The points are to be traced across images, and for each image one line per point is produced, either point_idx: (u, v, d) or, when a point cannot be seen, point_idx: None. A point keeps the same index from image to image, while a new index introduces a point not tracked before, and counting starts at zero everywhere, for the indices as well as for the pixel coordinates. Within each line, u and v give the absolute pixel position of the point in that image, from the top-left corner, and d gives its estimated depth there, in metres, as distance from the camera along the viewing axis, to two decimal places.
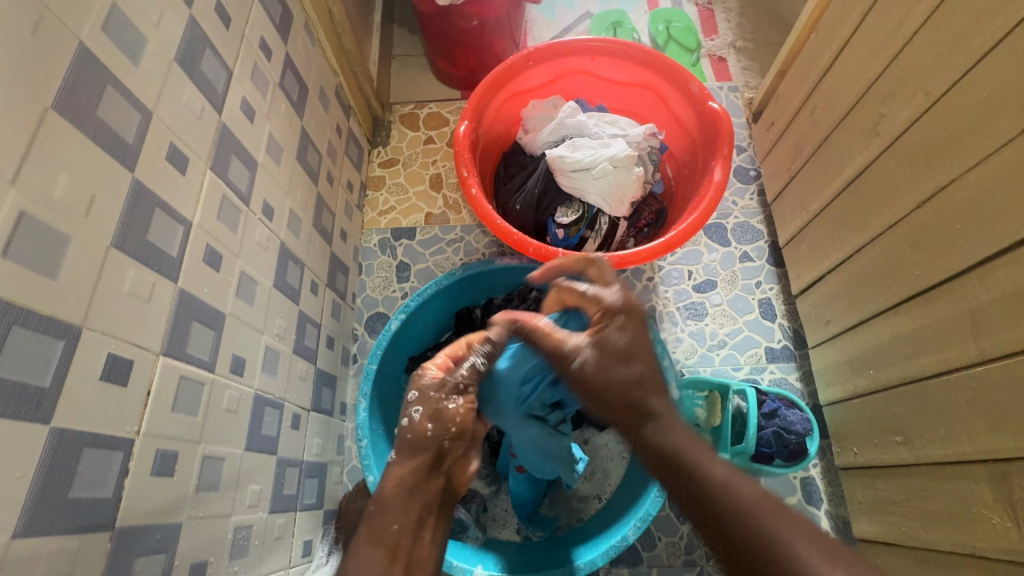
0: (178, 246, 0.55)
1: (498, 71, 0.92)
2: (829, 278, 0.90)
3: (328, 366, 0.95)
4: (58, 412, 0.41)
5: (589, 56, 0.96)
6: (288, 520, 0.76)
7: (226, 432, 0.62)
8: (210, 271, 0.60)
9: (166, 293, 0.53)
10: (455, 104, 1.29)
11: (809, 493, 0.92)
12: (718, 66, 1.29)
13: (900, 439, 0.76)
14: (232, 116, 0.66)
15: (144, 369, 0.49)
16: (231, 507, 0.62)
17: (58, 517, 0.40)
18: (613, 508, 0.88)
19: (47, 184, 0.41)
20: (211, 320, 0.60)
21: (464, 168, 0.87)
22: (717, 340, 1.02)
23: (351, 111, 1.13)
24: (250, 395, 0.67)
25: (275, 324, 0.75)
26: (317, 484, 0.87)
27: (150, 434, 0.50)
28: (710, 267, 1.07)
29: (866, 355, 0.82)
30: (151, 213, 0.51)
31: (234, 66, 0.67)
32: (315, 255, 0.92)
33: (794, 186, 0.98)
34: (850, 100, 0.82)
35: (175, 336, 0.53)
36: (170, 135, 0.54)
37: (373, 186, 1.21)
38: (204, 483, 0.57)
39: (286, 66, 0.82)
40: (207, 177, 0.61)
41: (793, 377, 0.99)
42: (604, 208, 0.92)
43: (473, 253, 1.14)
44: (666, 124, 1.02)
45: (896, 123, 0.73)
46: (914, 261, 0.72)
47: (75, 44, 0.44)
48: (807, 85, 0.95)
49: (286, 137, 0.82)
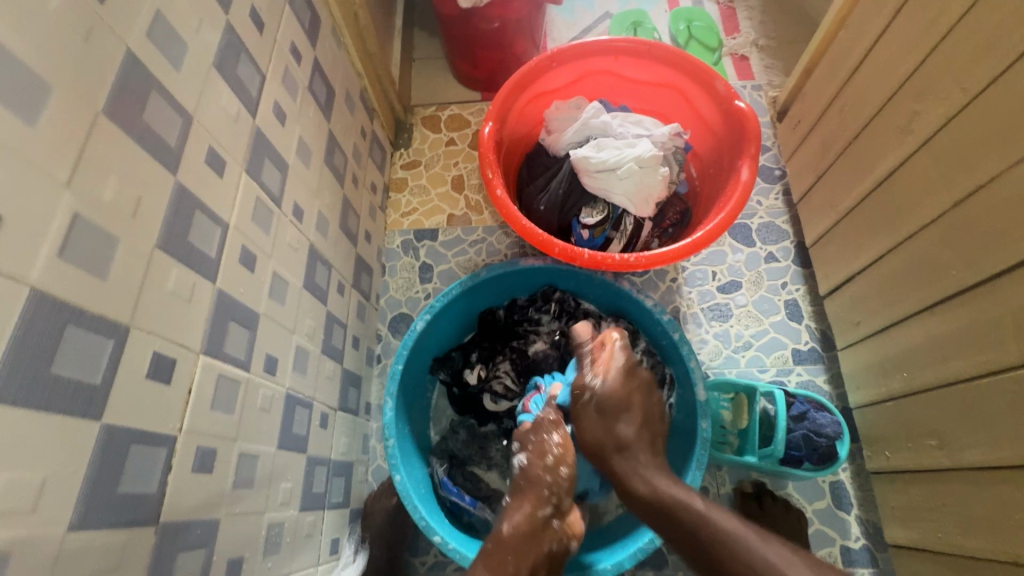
0: (216, 247, 0.56)
1: (522, 72, 0.92)
2: (859, 279, 0.88)
3: (353, 366, 0.96)
4: (107, 408, 0.42)
5: (613, 56, 0.96)
6: (317, 518, 0.77)
7: (260, 430, 0.63)
8: (245, 272, 0.61)
9: (206, 293, 0.54)
10: (477, 105, 1.29)
11: (839, 497, 0.90)
12: (741, 64, 1.28)
13: (936, 443, 0.74)
14: (264, 120, 0.68)
15: (185, 368, 0.50)
16: (264, 505, 0.63)
17: (107, 511, 0.41)
18: (621, 524, 0.86)
19: (97, 185, 0.42)
20: (247, 321, 0.61)
21: (489, 170, 0.88)
22: (743, 342, 1.01)
23: (375, 114, 1.14)
24: (282, 394, 0.68)
25: (304, 324, 0.76)
26: (344, 482, 0.88)
27: (191, 431, 0.51)
28: (735, 268, 1.05)
29: (899, 357, 0.81)
30: (192, 214, 0.53)
31: (267, 70, 0.68)
32: (342, 257, 0.93)
33: (822, 186, 0.97)
34: (882, 97, 0.81)
35: (214, 336, 0.55)
36: (209, 138, 0.56)
37: (396, 187, 1.22)
38: (240, 480, 0.58)
39: (314, 70, 0.83)
40: (243, 179, 0.62)
41: (821, 379, 0.98)
42: (629, 209, 0.91)
43: (495, 254, 1.14)
44: (690, 123, 1.01)
45: (931, 120, 0.72)
46: (951, 261, 0.70)
47: (123, 51, 0.45)
48: (836, 83, 0.93)
49: (314, 140, 0.83)
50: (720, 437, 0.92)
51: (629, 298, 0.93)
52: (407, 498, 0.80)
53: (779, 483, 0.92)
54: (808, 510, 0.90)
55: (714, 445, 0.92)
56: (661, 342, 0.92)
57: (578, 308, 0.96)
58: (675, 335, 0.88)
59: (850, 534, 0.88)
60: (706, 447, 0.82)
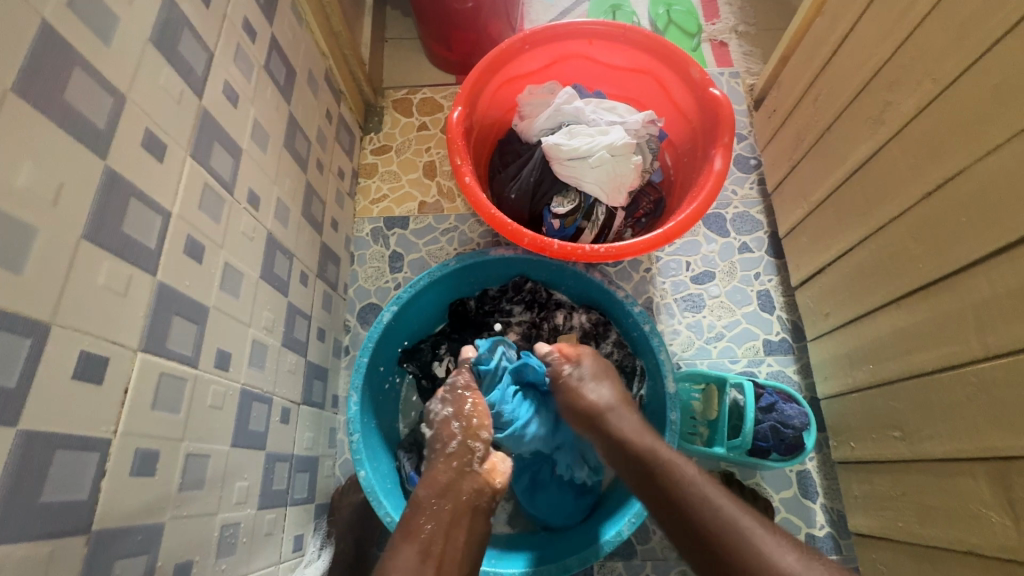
0: (156, 238, 0.53)
1: (493, 54, 0.89)
2: (829, 272, 0.88)
3: (319, 358, 0.93)
4: (25, 415, 0.39)
5: (587, 40, 0.93)
6: (278, 515, 0.75)
7: (212, 429, 0.60)
8: (192, 264, 0.58)
9: (144, 286, 0.51)
10: (450, 89, 1.25)
11: (806, 486, 0.91)
12: (719, 50, 1.26)
13: (898, 434, 0.74)
14: (213, 100, 0.64)
15: (121, 367, 0.47)
16: (217, 505, 0.60)
17: (28, 522, 0.39)
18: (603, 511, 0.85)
19: (8, 172, 0.38)
20: (194, 314, 0.58)
21: (458, 156, 0.85)
22: (715, 332, 1.01)
23: (342, 96, 1.10)
24: (236, 390, 0.65)
25: (262, 317, 0.73)
26: (308, 478, 0.85)
27: (130, 433, 0.48)
28: (708, 258, 1.05)
29: (864, 349, 0.80)
30: (127, 202, 0.49)
31: (215, 49, 0.64)
32: (305, 245, 0.89)
33: (795, 176, 0.96)
34: (855, 87, 0.80)
35: (155, 332, 0.52)
36: (146, 120, 0.52)
37: (365, 173, 1.18)
38: (188, 482, 0.56)
39: (272, 48, 0.79)
40: (187, 164, 0.58)
41: (791, 370, 0.98)
42: (601, 197, 0.89)
43: (468, 243, 1.12)
44: (665, 111, 0.99)
45: (903, 111, 0.71)
46: (918, 254, 0.70)
47: (38, 23, 0.41)
48: (811, 71, 0.92)
49: (272, 123, 0.79)
50: (690, 428, 0.92)
51: (600, 289, 0.91)
52: (372, 493, 0.78)
53: (748, 473, 0.92)
54: (775, 499, 0.90)
55: (683, 437, 0.93)
56: (631, 334, 0.91)
57: (550, 299, 0.95)
58: (646, 327, 0.87)
59: (815, 522, 0.89)
60: (674, 440, 0.81)
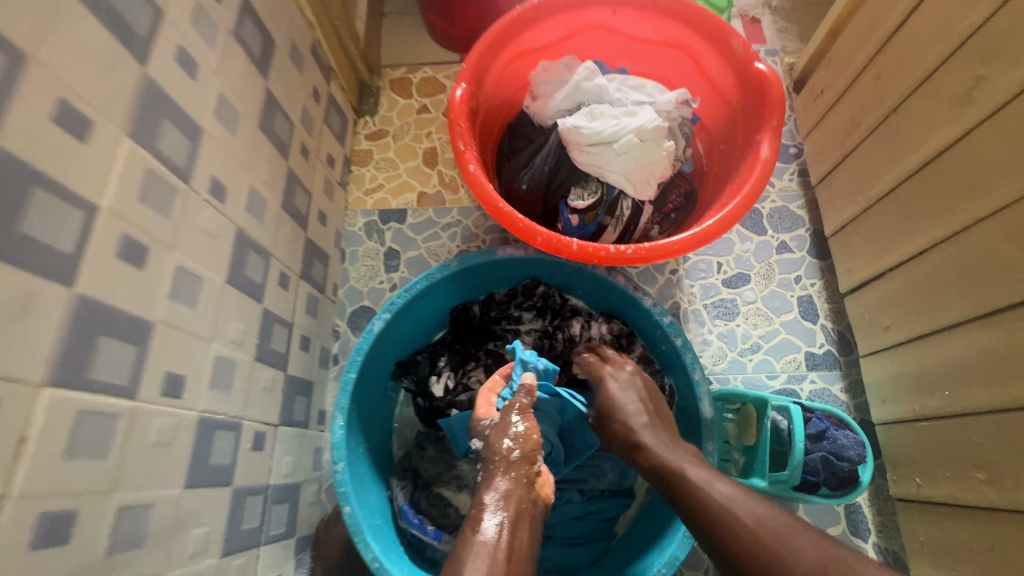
0: (75, 239, 0.42)
1: (504, 22, 0.76)
2: (890, 278, 0.76)
3: (302, 371, 0.82)
4: None
5: (611, 7, 0.81)
6: (249, 559, 0.64)
7: (157, 471, 0.49)
8: (129, 270, 0.47)
9: (57, 302, 0.40)
10: (453, 68, 1.13)
11: (855, 522, 0.79)
12: (753, 26, 1.13)
13: (983, 476, 0.62)
14: (162, 69, 0.52)
15: (19, 409, 0.36)
16: (163, 562, 0.50)
17: None
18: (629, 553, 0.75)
19: None
20: (131, 333, 0.47)
21: (461, 140, 0.73)
22: (750, 344, 0.89)
23: (332, 73, 0.98)
24: (192, 420, 0.55)
25: (230, 329, 0.62)
26: (288, 510, 0.75)
27: (33, 492, 0.37)
28: (743, 259, 0.93)
29: (936, 371, 0.68)
30: (26, 195, 0.38)
31: (164, 5, 0.52)
32: (285, 242, 0.78)
33: (848, 167, 0.84)
34: (933, 61, 0.67)
35: (72, 360, 0.41)
36: (58, 88, 0.40)
37: (358, 161, 1.06)
38: (121, 541, 0.45)
39: (243, 11, 0.67)
40: (122, 146, 0.47)
41: (837, 388, 0.86)
42: (627, 190, 0.76)
43: (472, 239, 1.00)
44: (699, 91, 0.87)
45: (1000, 88, 0.58)
46: (1017, 262, 0.58)
47: None
48: (871, 44, 0.79)
49: (244, 101, 0.67)
50: (723, 454, 0.80)
51: (624, 295, 0.80)
52: (358, 533, 0.67)
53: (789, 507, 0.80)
54: None
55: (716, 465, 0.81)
56: (659, 347, 0.79)
57: (565, 305, 0.84)
58: (678, 340, 0.75)
59: None
60: None
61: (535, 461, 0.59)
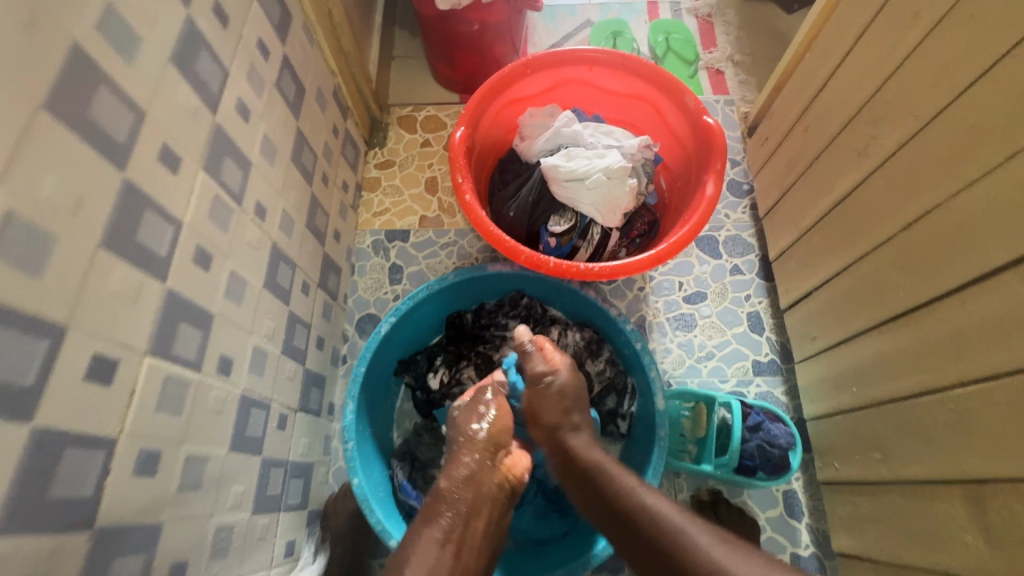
0: (167, 245, 0.55)
1: (497, 77, 0.92)
2: (816, 295, 0.90)
3: (317, 367, 0.95)
4: (41, 412, 0.41)
5: (587, 66, 0.97)
6: (272, 520, 0.76)
7: (211, 433, 0.62)
8: (199, 272, 0.60)
9: (155, 293, 0.53)
10: (454, 108, 1.29)
11: (791, 505, 0.92)
12: (716, 78, 1.31)
13: (880, 456, 0.76)
14: (226, 116, 0.67)
15: (129, 370, 0.49)
16: (213, 508, 0.62)
17: (36, 517, 0.40)
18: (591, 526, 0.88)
19: (39, 184, 0.41)
20: (199, 321, 0.60)
21: (459, 174, 0.88)
22: (705, 352, 1.03)
23: (349, 112, 1.13)
24: (236, 396, 0.67)
25: (264, 325, 0.75)
26: (302, 484, 0.87)
27: (134, 434, 0.50)
28: (701, 279, 1.08)
29: (850, 373, 0.83)
30: (142, 213, 0.51)
31: (230, 66, 0.67)
32: (308, 256, 0.92)
33: (785, 203, 0.99)
34: (842, 120, 0.83)
35: (161, 337, 0.53)
36: (162, 134, 0.54)
37: (368, 187, 1.21)
38: (186, 484, 0.57)
39: (283, 66, 0.82)
40: (199, 177, 0.61)
41: (779, 391, 1.00)
42: (597, 218, 0.91)
43: (467, 257, 1.14)
44: (662, 136, 1.03)
45: (886, 145, 0.74)
46: (899, 282, 0.73)
47: (69, 45, 0.43)
48: (802, 102, 0.95)
49: (281, 138, 0.82)
50: (679, 445, 0.94)
51: (594, 306, 0.94)
52: (365, 501, 0.79)
53: (734, 491, 0.93)
54: (760, 518, 0.92)
55: (672, 454, 0.94)
56: (624, 351, 0.93)
57: (545, 314, 0.97)
58: (638, 344, 0.89)
59: (800, 542, 0.90)
60: (663, 455, 0.83)
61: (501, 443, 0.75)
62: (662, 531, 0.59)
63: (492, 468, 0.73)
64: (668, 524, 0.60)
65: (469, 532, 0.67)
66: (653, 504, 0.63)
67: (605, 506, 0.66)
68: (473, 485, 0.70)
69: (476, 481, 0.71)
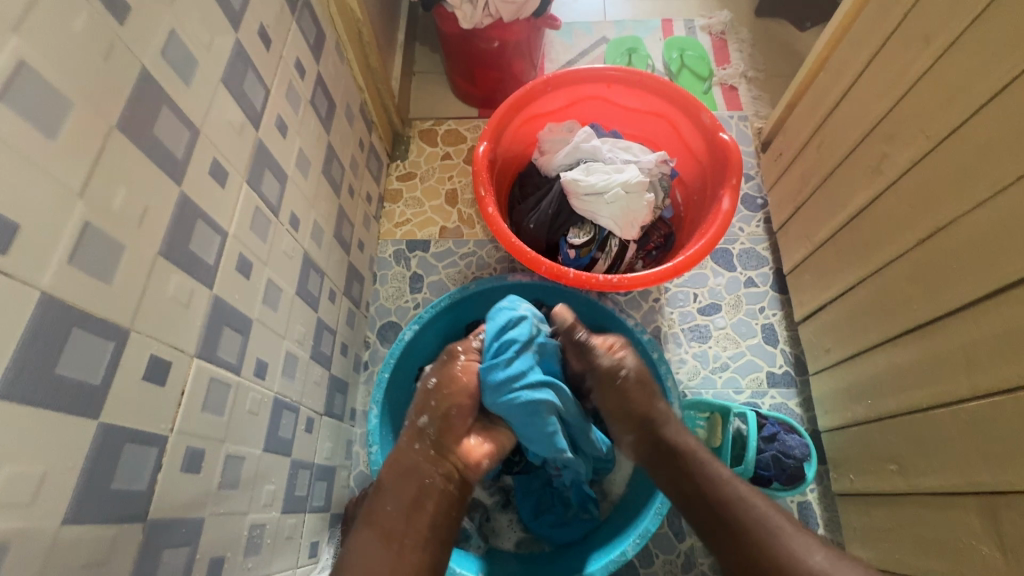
0: (215, 254, 0.58)
1: (518, 94, 0.96)
2: (831, 308, 0.92)
3: (341, 372, 0.98)
4: (106, 408, 0.44)
5: (605, 83, 1.00)
6: (299, 521, 0.78)
7: (248, 433, 0.64)
8: (242, 279, 0.63)
9: (203, 299, 0.56)
10: (473, 122, 1.33)
11: (806, 517, 0.92)
12: (730, 94, 1.33)
13: (895, 467, 0.77)
14: (267, 131, 0.70)
15: (179, 371, 0.52)
16: (247, 506, 0.64)
17: (100, 507, 0.43)
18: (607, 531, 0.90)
19: (108, 196, 0.44)
20: (240, 325, 0.63)
21: (482, 188, 0.91)
22: (720, 363, 1.05)
23: (373, 126, 1.17)
24: (270, 398, 0.70)
25: (295, 331, 0.79)
26: (326, 487, 0.89)
27: (182, 432, 0.53)
28: (715, 291, 1.09)
29: (865, 385, 0.84)
30: (194, 223, 0.55)
31: (272, 84, 0.71)
32: (334, 264, 0.95)
33: (799, 217, 1.01)
34: (856, 137, 0.85)
35: (208, 340, 0.57)
36: (213, 150, 0.58)
37: (390, 198, 1.24)
38: (226, 481, 0.60)
39: (317, 84, 0.86)
40: (243, 190, 0.64)
41: (793, 403, 1.01)
42: (615, 231, 0.94)
43: (486, 267, 1.17)
44: (678, 152, 1.05)
45: (900, 162, 0.76)
46: (913, 296, 0.74)
47: (138, 68, 0.47)
48: (816, 119, 0.98)
49: (314, 151, 0.86)
50: None
51: (611, 316, 0.96)
52: None
53: None
54: None
55: None
56: None
57: None
58: (655, 354, 0.91)
59: None
60: None
61: (434, 429, 0.78)
62: (763, 529, 0.67)
63: (435, 457, 0.76)
64: (769, 521, 0.68)
65: (412, 528, 0.70)
66: (747, 495, 0.71)
67: (702, 497, 0.72)
68: (414, 477, 0.74)
69: (417, 473, 0.74)
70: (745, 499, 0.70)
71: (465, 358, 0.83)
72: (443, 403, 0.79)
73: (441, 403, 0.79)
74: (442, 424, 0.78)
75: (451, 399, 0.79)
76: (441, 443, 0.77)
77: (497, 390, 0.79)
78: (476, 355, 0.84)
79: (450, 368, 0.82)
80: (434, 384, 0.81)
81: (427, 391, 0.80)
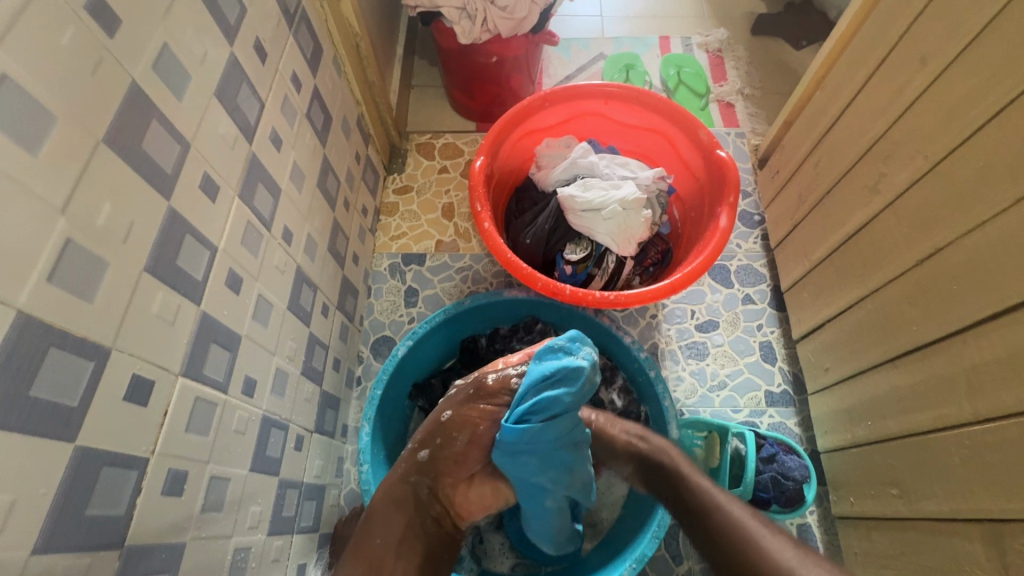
0: (203, 270, 0.57)
1: (516, 109, 0.95)
2: (829, 327, 0.91)
3: (333, 388, 0.96)
4: (83, 430, 0.42)
5: (603, 100, 1.00)
6: (286, 543, 0.76)
7: (234, 453, 0.63)
8: (231, 295, 0.62)
9: (190, 316, 0.55)
10: (471, 136, 1.33)
11: (806, 540, 0.90)
12: (727, 111, 1.34)
13: (896, 491, 0.76)
14: (261, 146, 0.70)
15: (163, 391, 0.51)
16: (232, 528, 0.62)
17: (73, 534, 0.41)
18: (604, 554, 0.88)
19: (92, 212, 0.43)
20: (228, 342, 0.62)
21: (478, 203, 0.90)
22: (718, 381, 1.03)
23: (370, 139, 1.17)
24: (258, 417, 0.68)
25: (286, 346, 0.77)
26: (315, 506, 0.87)
27: (164, 454, 0.51)
28: (713, 307, 1.09)
29: (865, 406, 0.83)
30: (183, 239, 0.54)
31: (266, 98, 0.70)
32: (328, 278, 0.94)
33: (797, 235, 1.01)
34: (853, 156, 0.85)
35: (194, 358, 0.55)
36: (204, 165, 0.57)
37: (386, 211, 1.24)
38: (210, 504, 0.58)
39: (313, 97, 0.86)
40: (234, 204, 0.63)
41: (792, 422, 1.00)
42: (612, 247, 0.93)
43: (482, 282, 1.16)
44: (675, 169, 1.05)
45: (897, 182, 0.76)
46: (912, 317, 0.74)
47: (128, 82, 0.46)
48: (812, 137, 0.98)
49: (309, 165, 0.85)
50: None
51: (608, 333, 0.95)
52: None
53: None
54: None
55: None
56: (637, 378, 0.94)
57: None
58: (652, 373, 0.90)
59: None
60: None
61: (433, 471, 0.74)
62: (741, 534, 0.61)
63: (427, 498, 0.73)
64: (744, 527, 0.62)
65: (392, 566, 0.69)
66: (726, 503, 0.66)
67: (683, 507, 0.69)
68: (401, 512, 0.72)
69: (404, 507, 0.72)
70: (725, 505, 0.65)
71: (487, 405, 0.73)
72: (449, 447, 0.73)
73: (448, 448, 0.73)
74: (444, 466, 0.73)
75: (455, 448, 0.73)
76: (436, 484, 0.74)
77: (512, 458, 0.71)
78: (503, 398, 0.73)
79: (469, 406, 0.74)
80: (448, 418, 0.74)
81: (437, 427, 0.74)
